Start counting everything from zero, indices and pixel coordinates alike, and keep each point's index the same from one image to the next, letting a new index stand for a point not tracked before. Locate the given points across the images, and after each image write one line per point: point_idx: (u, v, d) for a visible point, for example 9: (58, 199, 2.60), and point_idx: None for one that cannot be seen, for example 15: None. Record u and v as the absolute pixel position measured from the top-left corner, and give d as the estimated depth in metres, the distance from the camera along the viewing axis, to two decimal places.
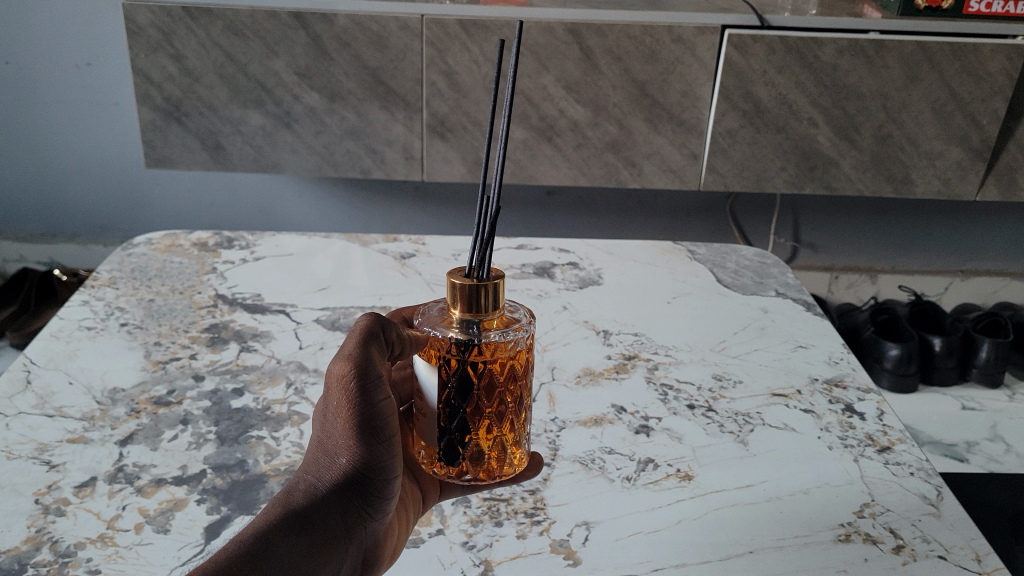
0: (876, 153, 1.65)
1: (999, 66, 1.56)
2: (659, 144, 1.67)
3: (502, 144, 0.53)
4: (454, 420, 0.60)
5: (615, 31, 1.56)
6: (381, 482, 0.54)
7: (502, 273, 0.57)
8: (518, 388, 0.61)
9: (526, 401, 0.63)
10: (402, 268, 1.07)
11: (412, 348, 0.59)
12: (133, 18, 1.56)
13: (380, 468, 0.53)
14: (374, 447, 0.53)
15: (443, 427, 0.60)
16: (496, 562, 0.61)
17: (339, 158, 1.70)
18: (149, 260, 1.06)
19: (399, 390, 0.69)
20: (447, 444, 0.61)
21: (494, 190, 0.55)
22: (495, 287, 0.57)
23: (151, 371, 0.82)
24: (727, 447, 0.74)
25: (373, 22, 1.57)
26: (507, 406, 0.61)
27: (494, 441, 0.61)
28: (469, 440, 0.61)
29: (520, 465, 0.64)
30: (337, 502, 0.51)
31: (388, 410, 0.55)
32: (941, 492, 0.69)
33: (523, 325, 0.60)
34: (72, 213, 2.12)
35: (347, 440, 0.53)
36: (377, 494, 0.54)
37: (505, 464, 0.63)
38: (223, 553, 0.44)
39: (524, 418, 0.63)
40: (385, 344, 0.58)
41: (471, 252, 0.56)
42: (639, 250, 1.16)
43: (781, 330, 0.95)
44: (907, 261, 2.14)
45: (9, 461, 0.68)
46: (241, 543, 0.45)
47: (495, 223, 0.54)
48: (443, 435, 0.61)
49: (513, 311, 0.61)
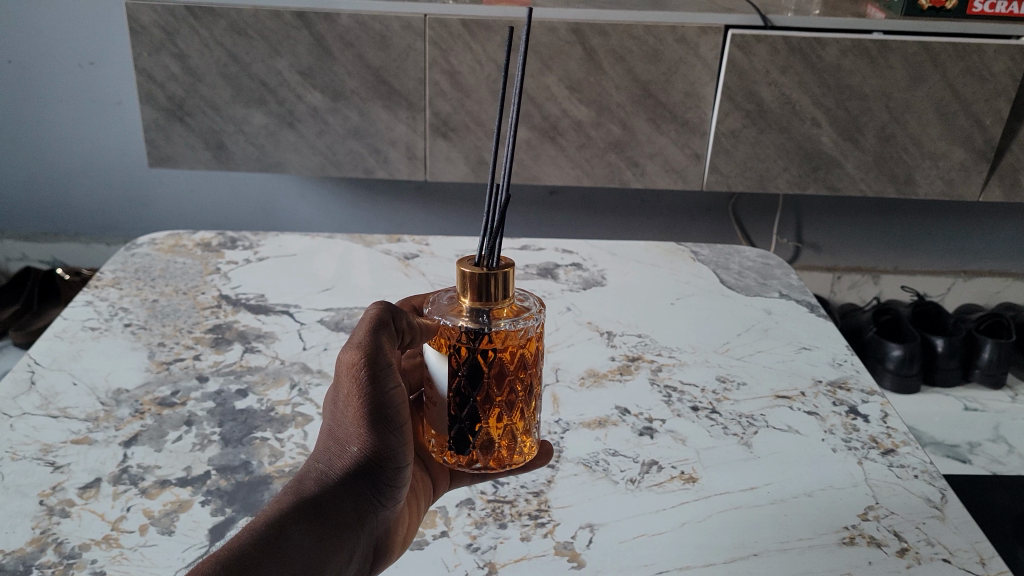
0: (878, 153, 1.65)
1: (1003, 66, 1.56)
2: (662, 144, 1.67)
3: (511, 137, 0.53)
4: (464, 408, 0.60)
5: (618, 31, 1.56)
6: (393, 470, 0.54)
7: (512, 262, 0.57)
8: (529, 377, 0.61)
9: (536, 391, 0.63)
10: (406, 269, 1.07)
11: (422, 336, 0.60)
12: (136, 18, 1.56)
13: (391, 455, 0.53)
14: (386, 435, 0.54)
15: (453, 416, 0.60)
16: (501, 564, 0.61)
17: (341, 158, 1.70)
18: (153, 260, 1.06)
19: (407, 378, 0.69)
20: (458, 433, 0.61)
21: (502, 177, 0.55)
22: (505, 276, 0.56)
23: (155, 372, 0.82)
24: (731, 449, 0.74)
25: (376, 22, 1.56)
26: (518, 395, 0.61)
27: (504, 429, 0.61)
28: (479, 429, 0.61)
29: (530, 454, 0.64)
30: (349, 490, 0.51)
31: (399, 398, 0.55)
32: (945, 495, 0.69)
33: (532, 312, 0.60)
34: (74, 212, 2.12)
35: (358, 428, 0.53)
36: (388, 482, 0.54)
37: (514, 453, 0.63)
38: (237, 539, 0.44)
39: (534, 407, 0.63)
40: (395, 333, 0.58)
41: (480, 240, 0.56)
42: (643, 251, 1.16)
43: (785, 332, 0.95)
44: (909, 261, 2.14)
45: (14, 462, 0.69)
46: (255, 530, 0.45)
47: (505, 213, 0.54)
48: (453, 424, 0.61)
49: (523, 300, 0.61)
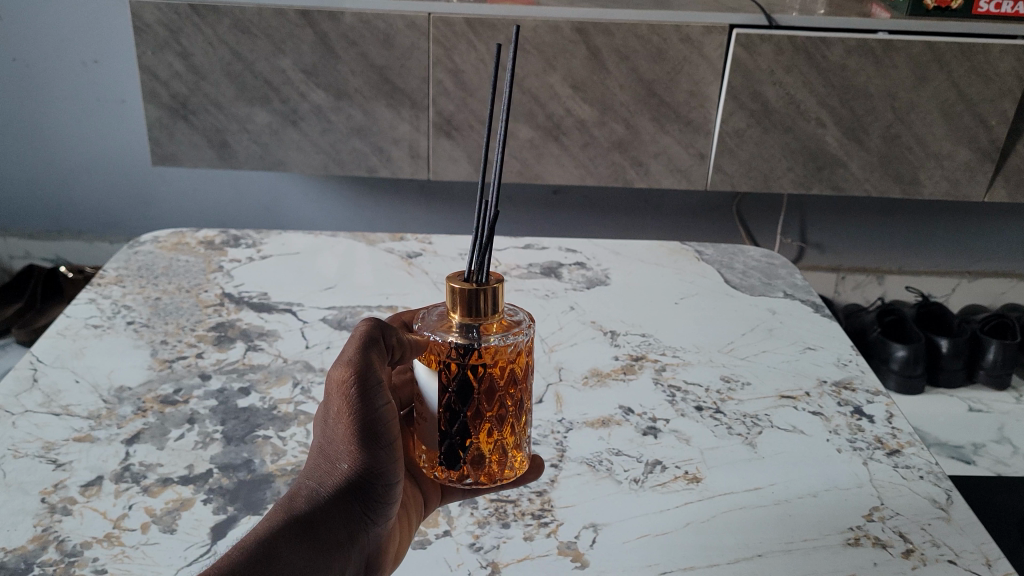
0: (883, 153, 1.64)
1: (1008, 66, 1.55)
2: (666, 144, 1.66)
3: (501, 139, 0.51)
4: (454, 424, 0.60)
5: (622, 30, 1.56)
6: (384, 488, 0.53)
7: (502, 277, 0.57)
8: (518, 393, 0.61)
9: (526, 405, 0.62)
10: (408, 268, 1.07)
11: (412, 352, 0.60)
12: (140, 15, 1.56)
13: (382, 473, 0.53)
14: (376, 452, 0.53)
15: (443, 432, 0.60)
16: (503, 564, 0.60)
17: (344, 157, 1.70)
18: (156, 258, 1.05)
19: (398, 395, 0.68)
20: (448, 448, 0.60)
21: (493, 189, 0.54)
22: (495, 291, 0.56)
23: (158, 370, 0.81)
24: (735, 450, 0.73)
25: (380, 20, 1.56)
26: (507, 409, 0.61)
27: (494, 444, 0.61)
28: (469, 444, 0.60)
29: (521, 469, 0.63)
30: (339, 507, 0.51)
31: (387, 414, 0.55)
32: (951, 495, 0.68)
33: (521, 325, 0.60)
34: (76, 210, 2.12)
35: (348, 445, 0.52)
36: (379, 498, 0.53)
37: (505, 468, 0.62)
38: (227, 558, 0.44)
39: (525, 421, 0.63)
40: (385, 349, 0.58)
41: (469, 257, 0.56)
42: (647, 251, 1.16)
43: (790, 332, 0.94)
44: (914, 261, 2.13)
45: (16, 460, 0.68)
46: (245, 547, 0.45)
47: (495, 224, 0.54)
48: (443, 440, 0.60)
49: (513, 314, 0.61)
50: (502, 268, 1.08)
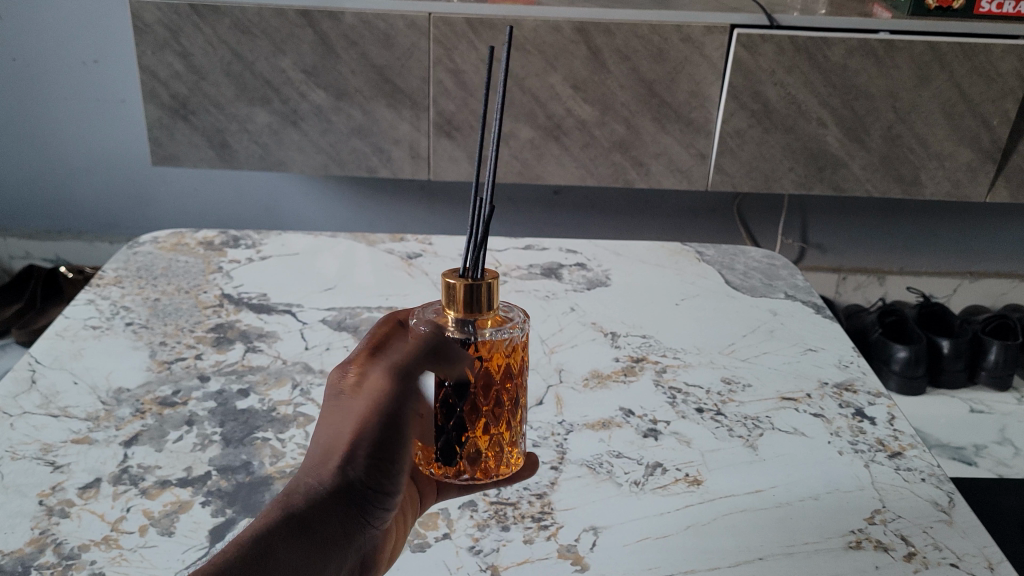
0: (885, 153, 1.64)
1: (1010, 66, 1.55)
2: (667, 144, 1.66)
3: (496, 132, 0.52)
4: (451, 419, 0.59)
5: (623, 30, 1.55)
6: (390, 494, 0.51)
7: (496, 273, 0.57)
8: (514, 387, 0.61)
9: (521, 400, 0.63)
10: (409, 269, 1.07)
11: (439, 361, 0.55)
12: (140, 15, 1.56)
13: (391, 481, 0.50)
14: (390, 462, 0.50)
15: (440, 427, 0.59)
16: (503, 568, 0.60)
17: (344, 156, 1.69)
18: (155, 258, 1.05)
19: None
20: (444, 444, 0.59)
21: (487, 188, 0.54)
22: (490, 286, 0.56)
23: (156, 371, 0.81)
24: (736, 452, 0.73)
25: (380, 20, 1.56)
26: (503, 404, 0.61)
27: (491, 439, 0.61)
28: (466, 439, 0.60)
29: (516, 465, 0.64)
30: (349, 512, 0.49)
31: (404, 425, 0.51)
32: (953, 498, 0.68)
33: (514, 323, 0.61)
34: (76, 210, 2.12)
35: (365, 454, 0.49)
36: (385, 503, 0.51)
37: (501, 463, 0.62)
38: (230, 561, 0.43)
39: (519, 417, 0.63)
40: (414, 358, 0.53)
41: (464, 252, 0.56)
42: (647, 251, 1.15)
43: (791, 333, 0.94)
44: (915, 262, 2.12)
45: (13, 462, 0.68)
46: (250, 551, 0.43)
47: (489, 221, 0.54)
48: (439, 435, 0.59)
49: (507, 311, 0.61)
50: (502, 269, 1.08)
